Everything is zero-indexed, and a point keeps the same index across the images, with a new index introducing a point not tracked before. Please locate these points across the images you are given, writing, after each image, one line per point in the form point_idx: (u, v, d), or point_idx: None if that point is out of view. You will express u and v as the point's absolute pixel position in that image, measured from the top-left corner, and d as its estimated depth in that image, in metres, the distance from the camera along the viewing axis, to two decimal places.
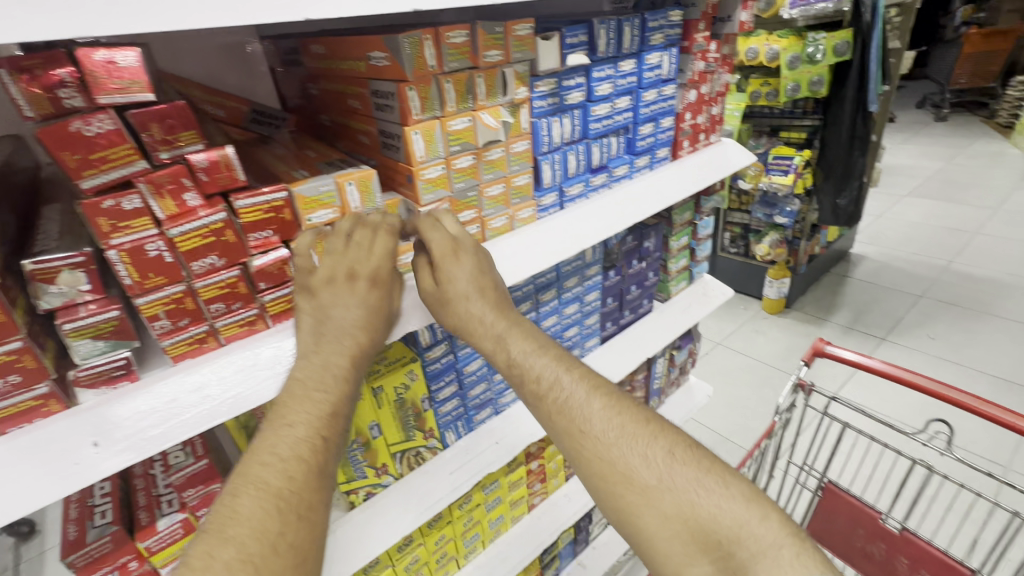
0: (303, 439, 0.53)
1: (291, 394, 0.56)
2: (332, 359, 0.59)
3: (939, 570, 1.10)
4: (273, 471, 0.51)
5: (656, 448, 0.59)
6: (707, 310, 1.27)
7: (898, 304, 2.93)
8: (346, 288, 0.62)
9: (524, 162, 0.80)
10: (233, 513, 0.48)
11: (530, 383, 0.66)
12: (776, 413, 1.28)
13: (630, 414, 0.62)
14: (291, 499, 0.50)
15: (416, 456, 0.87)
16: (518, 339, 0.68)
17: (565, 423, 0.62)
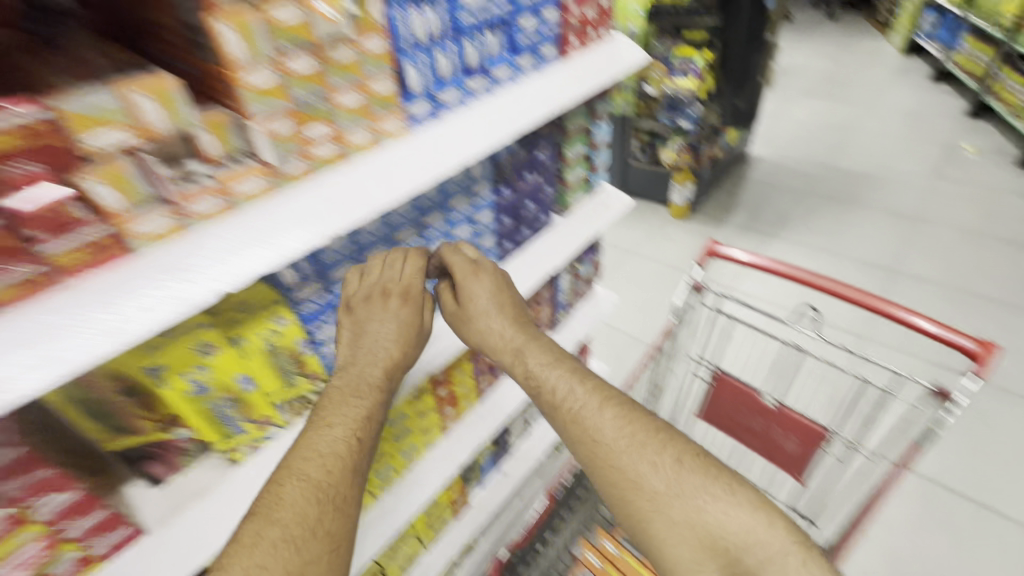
0: (339, 440, 0.69)
1: (333, 401, 0.72)
2: (369, 368, 0.75)
3: (804, 434, 1.27)
4: (315, 466, 0.66)
5: (663, 456, 0.73)
6: (608, 220, 1.26)
7: (786, 201, 3.17)
8: (382, 307, 0.77)
9: (383, 64, 0.67)
10: (281, 500, 0.62)
11: (544, 392, 0.81)
12: (673, 314, 1.35)
13: (639, 425, 0.76)
14: (333, 493, 0.64)
15: (305, 402, 0.81)
16: (536, 357, 0.83)
17: (580, 430, 0.77)
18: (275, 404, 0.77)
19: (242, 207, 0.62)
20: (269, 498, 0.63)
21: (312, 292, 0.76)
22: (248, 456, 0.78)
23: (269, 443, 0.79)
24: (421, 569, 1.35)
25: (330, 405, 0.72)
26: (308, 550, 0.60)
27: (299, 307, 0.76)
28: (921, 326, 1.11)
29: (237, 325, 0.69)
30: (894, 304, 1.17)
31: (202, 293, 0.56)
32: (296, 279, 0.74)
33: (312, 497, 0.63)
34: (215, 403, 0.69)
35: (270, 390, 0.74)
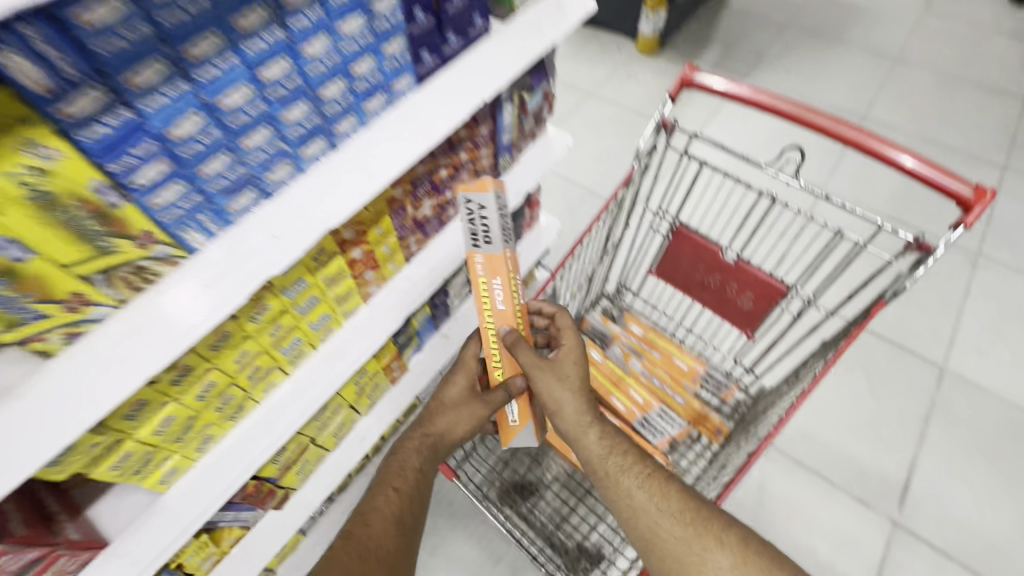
0: (388, 495, 0.85)
1: (399, 457, 0.91)
2: (416, 444, 0.92)
3: (761, 290, 1.19)
4: (357, 517, 0.82)
5: (725, 534, 0.72)
6: (564, 28, 0.94)
7: (764, 36, 2.77)
8: (445, 381, 0.97)
9: None
10: (326, 560, 0.75)
11: (604, 449, 0.81)
12: (635, 158, 1.15)
13: (695, 499, 0.76)
14: (373, 547, 0.77)
15: (141, 274, 0.59)
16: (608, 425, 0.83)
17: (644, 499, 0.76)
18: (84, 278, 0.53)
19: None
20: (324, 553, 0.77)
21: (95, 106, 0.46)
22: (65, 347, 0.56)
23: (94, 329, 0.58)
24: (358, 434, 1.25)
25: (399, 455, 0.91)
26: None
27: (78, 130, 0.46)
28: (903, 163, 0.99)
29: None
30: (881, 139, 1.03)
31: None
32: (50, 82, 0.43)
33: (351, 551, 0.76)
34: None
35: (65, 259, 0.50)
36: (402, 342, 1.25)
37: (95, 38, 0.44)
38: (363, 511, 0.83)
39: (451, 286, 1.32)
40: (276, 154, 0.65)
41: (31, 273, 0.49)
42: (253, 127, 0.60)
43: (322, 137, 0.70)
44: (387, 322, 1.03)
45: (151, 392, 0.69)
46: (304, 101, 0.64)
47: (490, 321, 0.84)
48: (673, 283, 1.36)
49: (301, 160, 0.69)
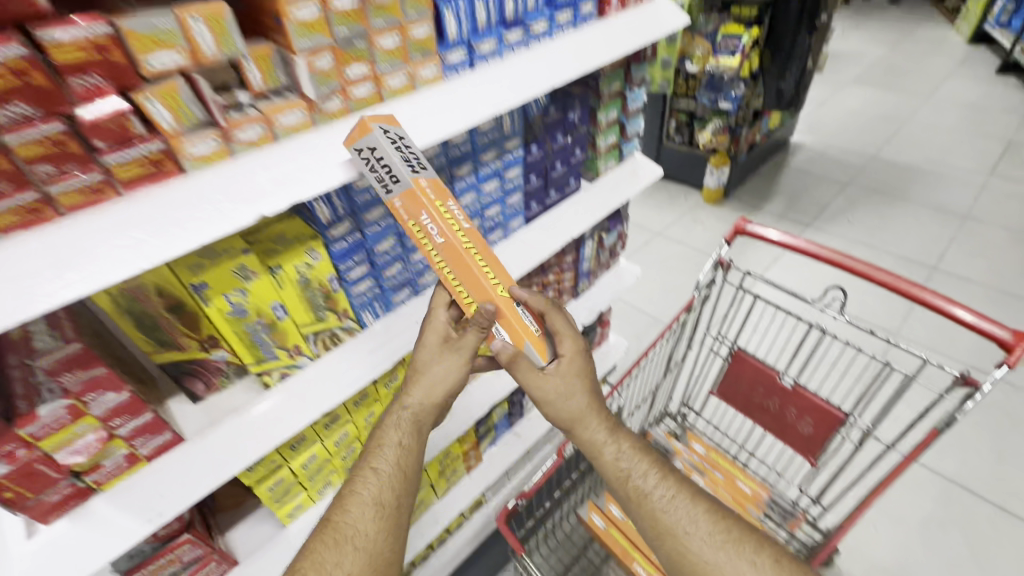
0: (366, 483, 0.74)
1: (379, 435, 0.79)
2: (397, 420, 0.80)
3: (819, 416, 1.26)
4: (340, 507, 0.73)
5: (760, 555, 0.67)
6: (635, 189, 1.25)
7: (825, 193, 3.03)
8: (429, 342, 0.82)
9: (422, 8, 0.68)
10: (313, 551, 0.68)
11: (629, 471, 0.75)
12: (695, 288, 1.36)
13: (726, 518, 0.71)
14: (352, 536, 0.70)
15: (333, 338, 0.85)
16: (631, 441, 0.78)
17: (670, 526, 0.70)
18: (306, 334, 0.80)
19: (283, 140, 0.62)
20: (306, 545, 0.69)
21: (345, 231, 0.76)
22: (278, 383, 0.81)
23: (298, 372, 0.82)
24: (431, 516, 1.35)
25: (379, 434, 0.79)
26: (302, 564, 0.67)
27: (333, 245, 0.76)
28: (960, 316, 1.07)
29: (275, 254, 0.70)
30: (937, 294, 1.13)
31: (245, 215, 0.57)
32: (331, 216, 0.73)
33: (331, 541, 0.69)
34: (250, 326, 0.72)
35: (301, 320, 0.77)
36: (482, 432, 1.41)
37: (360, 195, 0.75)
38: (347, 497, 0.74)
39: None
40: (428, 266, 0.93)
41: (282, 328, 0.76)
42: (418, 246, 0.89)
43: None
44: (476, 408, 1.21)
45: (309, 430, 0.92)
46: None
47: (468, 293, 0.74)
48: (733, 404, 1.44)
49: None
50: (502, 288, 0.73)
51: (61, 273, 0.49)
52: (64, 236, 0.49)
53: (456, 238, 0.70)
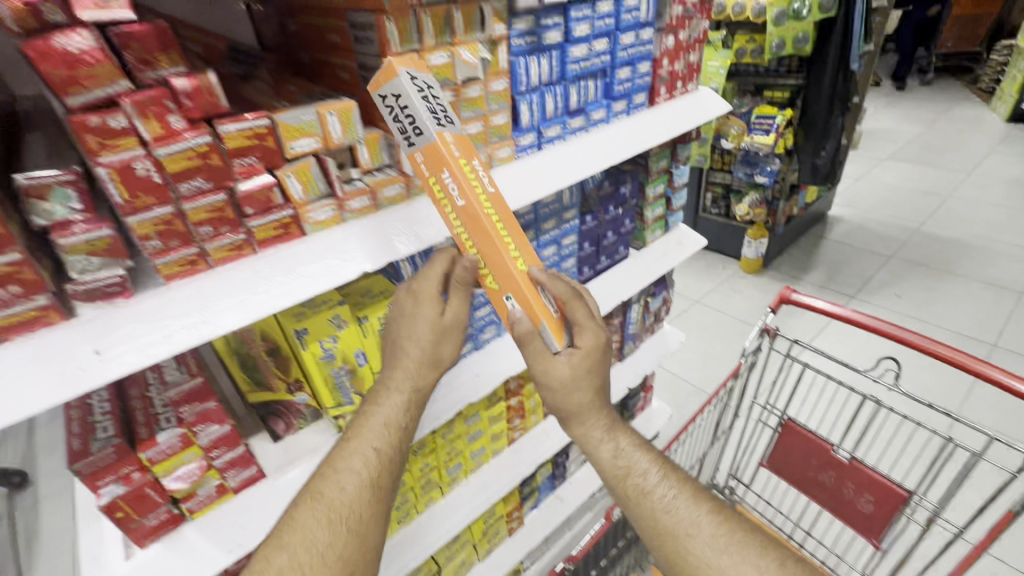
0: (359, 459, 0.67)
1: (368, 407, 0.71)
2: (387, 395, 0.71)
3: (881, 493, 1.20)
4: (332, 484, 0.64)
5: (766, 560, 0.62)
6: (680, 258, 1.32)
7: (867, 265, 3.01)
8: (412, 312, 0.72)
9: (503, 101, 0.80)
10: (294, 523, 0.61)
11: (628, 470, 0.71)
12: (742, 355, 1.37)
13: (731, 521, 0.66)
14: (344, 515, 0.62)
15: None
16: (630, 439, 0.73)
17: (671, 527, 0.66)
18: None
19: (384, 209, 0.73)
20: (282, 517, 0.62)
21: None
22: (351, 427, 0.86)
23: None
24: None
25: (368, 407, 0.71)
26: (286, 550, 0.59)
27: None
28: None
29: (363, 306, 0.79)
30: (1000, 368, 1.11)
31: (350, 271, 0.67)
32: (412, 274, 0.83)
33: (321, 518, 0.61)
34: (335, 370, 0.79)
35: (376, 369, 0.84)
36: (526, 493, 1.40)
37: (438, 257, 0.85)
38: (335, 472, 0.65)
39: (572, 449, 1.49)
40: (488, 322, 1.00)
41: (360, 375, 0.83)
42: (481, 304, 0.96)
43: None
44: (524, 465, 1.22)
45: None
46: None
47: (488, 268, 0.69)
48: (785, 478, 1.39)
49: (501, 327, 1.04)
50: (524, 264, 0.68)
51: (207, 315, 0.58)
52: (213, 285, 0.59)
53: (478, 203, 0.65)
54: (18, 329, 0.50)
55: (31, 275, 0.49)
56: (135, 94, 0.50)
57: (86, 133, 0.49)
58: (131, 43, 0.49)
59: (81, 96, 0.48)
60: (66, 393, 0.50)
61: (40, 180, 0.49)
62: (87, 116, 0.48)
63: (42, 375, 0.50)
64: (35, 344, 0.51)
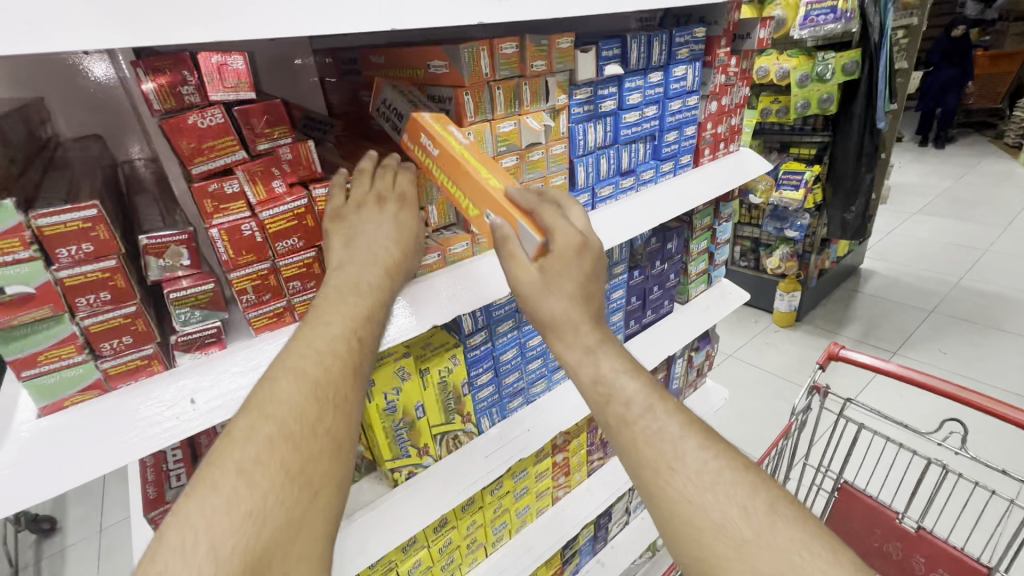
0: (338, 338, 0.51)
1: (343, 277, 0.56)
2: (367, 270, 0.57)
3: (956, 569, 1.11)
4: (309, 364, 0.49)
5: (756, 501, 0.47)
6: (725, 312, 1.32)
7: (908, 319, 2.92)
8: (376, 210, 0.62)
9: (562, 163, 0.84)
10: (271, 393, 0.47)
11: (608, 378, 0.54)
12: (792, 413, 1.32)
13: (726, 453, 0.50)
14: (331, 391, 0.49)
15: (454, 439, 0.90)
16: (616, 349, 0.55)
17: (652, 455, 0.50)
18: (435, 435, 0.86)
19: (451, 265, 0.76)
20: (257, 387, 0.47)
21: (481, 340, 0.87)
22: (405, 480, 0.85)
23: (423, 471, 0.86)
24: None
25: (341, 277, 0.56)
26: (262, 435, 0.44)
27: (468, 352, 0.86)
28: None
29: (425, 358, 0.81)
30: None
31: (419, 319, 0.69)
32: (471, 327, 0.85)
33: (305, 392, 0.47)
34: (395, 423, 0.80)
35: (433, 421, 0.85)
36: (567, 556, 1.33)
37: (496, 311, 0.87)
38: (302, 355, 0.49)
39: (614, 510, 1.43)
40: (539, 375, 1.01)
41: (418, 427, 0.83)
42: (533, 357, 0.98)
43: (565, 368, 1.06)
44: (570, 526, 1.18)
45: (419, 534, 0.94)
46: None
47: (467, 198, 0.63)
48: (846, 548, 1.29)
49: (551, 380, 1.04)
50: (500, 183, 0.61)
51: None
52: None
53: (450, 147, 0.63)
54: (122, 377, 0.53)
55: (143, 327, 0.52)
56: (249, 163, 0.56)
57: (205, 197, 0.54)
58: (251, 119, 0.54)
59: (204, 165, 0.53)
60: (163, 440, 0.53)
61: (160, 239, 0.54)
62: (208, 182, 0.53)
63: (141, 423, 0.52)
64: (137, 393, 0.53)
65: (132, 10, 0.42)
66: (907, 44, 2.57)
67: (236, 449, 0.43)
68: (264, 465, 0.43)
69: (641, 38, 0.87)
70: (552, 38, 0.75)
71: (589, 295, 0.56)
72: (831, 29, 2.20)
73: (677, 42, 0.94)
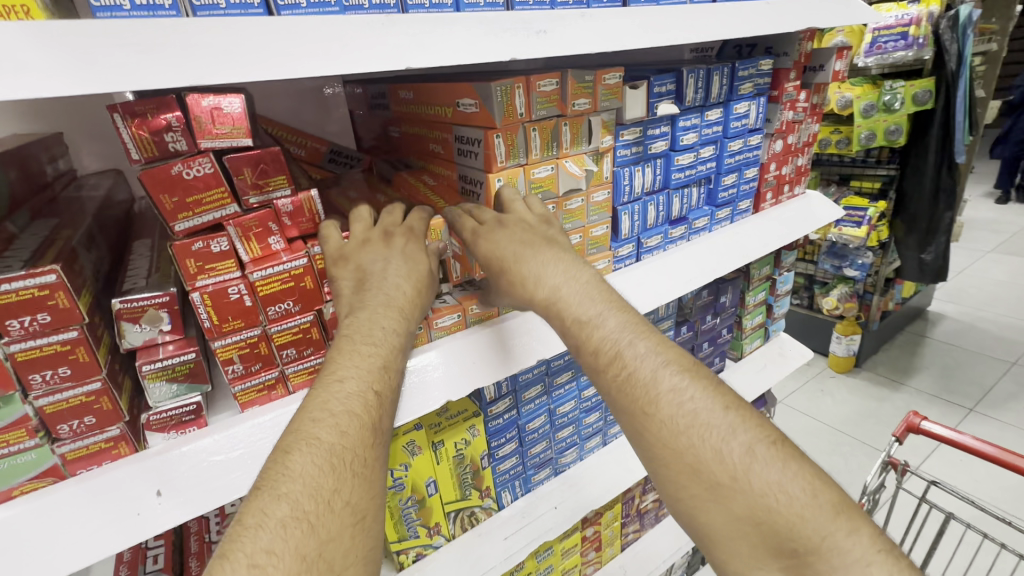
0: (354, 394, 0.42)
1: (356, 321, 0.48)
2: (381, 313, 0.49)
3: None
4: (325, 428, 0.39)
5: (732, 443, 0.44)
6: (785, 372, 1.16)
7: (988, 371, 2.59)
8: (383, 246, 0.54)
9: (604, 212, 0.75)
10: (282, 470, 0.37)
11: (574, 328, 0.52)
12: (863, 492, 1.14)
13: (706, 393, 0.47)
14: (348, 459, 0.39)
15: (470, 517, 0.80)
16: (575, 291, 0.53)
17: (627, 402, 0.48)
18: (448, 513, 0.76)
19: (472, 325, 0.66)
20: (265, 468, 0.37)
21: (504, 408, 0.77)
22: (412, 564, 0.74)
23: (433, 554, 0.76)
24: None
25: (354, 322, 0.48)
26: (272, 518, 0.34)
27: (490, 422, 0.76)
28: None
29: (440, 428, 0.72)
30: None
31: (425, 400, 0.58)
32: (494, 394, 0.75)
33: (321, 463, 0.37)
34: (402, 502, 0.70)
35: (446, 497, 0.75)
36: None
37: (523, 376, 0.77)
38: (317, 416, 0.40)
39: None
40: (570, 444, 0.89)
41: (429, 504, 0.73)
42: (564, 424, 0.87)
43: (600, 435, 0.94)
44: None
45: None
46: (597, 411, 0.91)
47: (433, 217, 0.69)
48: None
49: (584, 449, 0.92)
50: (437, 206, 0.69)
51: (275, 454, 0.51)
52: (288, 413, 0.53)
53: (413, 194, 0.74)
54: (79, 463, 0.46)
55: (108, 405, 0.45)
56: (243, 217, 0.49)
57: (187, 257, 0.47)
58: (245, 168, 0.48)
59: (188, 221, 0.46)
60: (119, 542, 0.45)
61: (136, 303, 0.47)
62: (192, 240, 0.47)
63: (96, 519, 0.44)
64: (88, 483, 0.45)
65: (93, 54, 0.36)
66: (986, 72, 2.34)
67: (246, 542, 0.33)
68: (283, 552, 0.33)
69: (699, 72, 0.77)
70: (597, 73, 0.66)
71: (529, 250, 0.55)
72: (901, 57, 2.02)
73: (740, 76, 0.83)
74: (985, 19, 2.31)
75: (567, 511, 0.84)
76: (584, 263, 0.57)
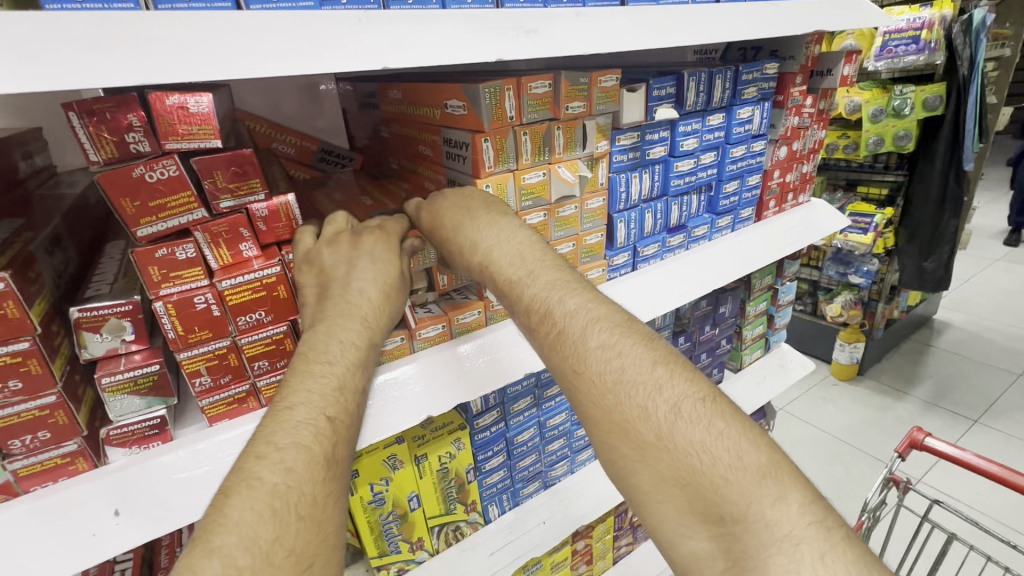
0: (304, 424, 0.40)
1: (313, 335, 0.46)
2: (342, 326, 0.47)
3: None
4: (268, 467, 0.37)
5: (658, 401, 0.42)
6: (785, 384, 1.13)
7: (994, 382, 2.54)
8: (349, 248, 0.51)
9: (598, 219, 0.72)
10: (219, 519, 0.34)
11: (505, 286, 0.52)
12: (863, 509, 1.10)
13: (637, 347, 0.45)
14: (293, 502, 0.36)
15: (455, 531, 0.77)
16: (507, 249, 0.53)
17: (560, 358, 0.47)
18: (431, 528, 0.73)
19: (458, 337, 0.64)
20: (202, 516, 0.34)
21: (491, 421, 0.75)
22: None
23: (415, 569, 0.73)
24: None
25: (311, 337, 0.46)
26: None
27: (476, 435, 0.74)
28: None
29: (423, 442, 0.69)
30: None
31: (397, 421, 0.55)
32: (481, 407, 0.73)
33: (259, 508, 0.35)
34: (383, 517, 0.68)
35: (430, 512, 0.72)
36: None
37: (512, 388, 0.75)
38: (259, 454, 0.38)
39: None
40: (561, 457, 0.87)
41: (411, 519, 0.71)
42: (555, 436, 0.84)
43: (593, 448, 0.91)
44: None
45: None
46: None
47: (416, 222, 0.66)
48: None
49: (575, 462, 0.89)
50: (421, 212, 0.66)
51: None
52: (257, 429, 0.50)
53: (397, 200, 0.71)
54: (32, 480, 0.43)
55: (63, 420, 0.43)
56: (211, 222, 0.46)
57: (150, 264, 0.45)
58: (214, 171, 0.45)
59: (149, 228, 0.44)
60: (73, 565, 0.42)
61: (96, 312, 0.44)
62: (156, 247, 0.44)
63: (45, 541, 0.42)
64: (41, 501, 0.43)
65: (33, 48, 0.33)
66: (998, 78, 2.29)
67: None
68: None
69: (700, 75, 0.74)
70: (593, 76, 0.63)
71: (468, 220, 0.54)
72: (911, 61, 2.00)
73: (743, 80, 0.80)
74: (999, 24, 2.26)
75: (557, 526, 0.81)
76: (522, 223, 0.55)
